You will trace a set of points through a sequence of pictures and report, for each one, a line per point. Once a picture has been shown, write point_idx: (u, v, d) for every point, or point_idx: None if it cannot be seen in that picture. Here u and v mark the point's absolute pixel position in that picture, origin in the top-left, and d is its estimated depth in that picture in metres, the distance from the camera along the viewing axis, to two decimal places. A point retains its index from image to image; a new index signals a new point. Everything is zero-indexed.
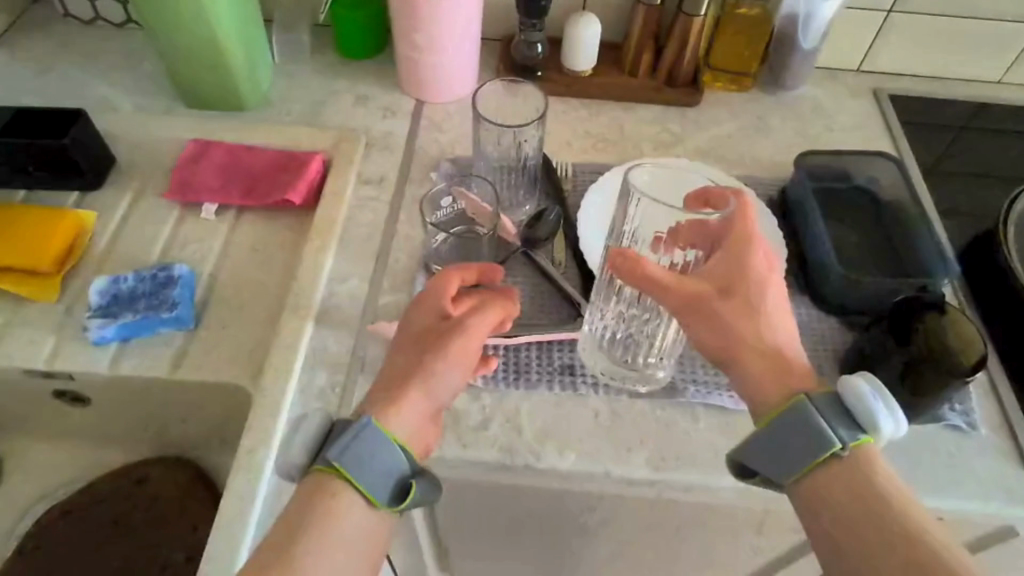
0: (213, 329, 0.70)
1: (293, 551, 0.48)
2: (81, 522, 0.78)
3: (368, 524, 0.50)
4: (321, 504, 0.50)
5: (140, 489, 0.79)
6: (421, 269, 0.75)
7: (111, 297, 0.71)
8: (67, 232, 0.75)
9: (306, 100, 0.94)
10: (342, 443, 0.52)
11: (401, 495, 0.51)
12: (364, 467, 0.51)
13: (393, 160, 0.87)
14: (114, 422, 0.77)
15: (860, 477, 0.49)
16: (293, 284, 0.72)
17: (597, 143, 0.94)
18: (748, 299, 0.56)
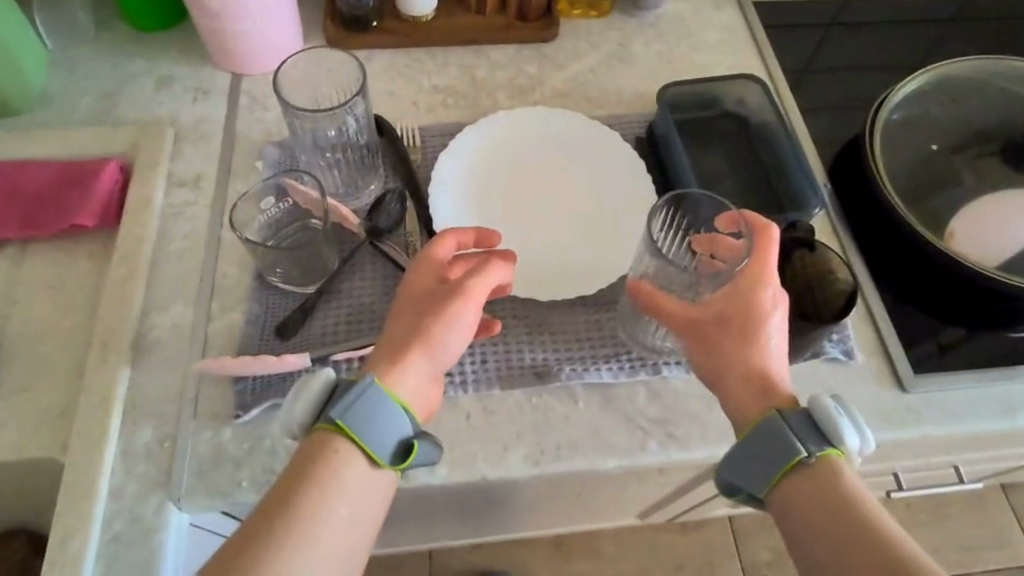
0: (6, 395, 0.59)
1: (291, 509, 0.44)
2: None
3: (371, 487, 0.47)
4: (322, 463, 0.46)
5: None
6: (254, 280, 0.65)
7: None
8: None
9: (95, 93, 0.79)
10: (346, 401, 0.47)
11: (404, 455, 0.48)
12: (371, 425, 0.47)
13: (210, 152, 0.75)
14: None
15: (833, 496, 0.46)
16: (98, 325, 0.61)
17: (447, 99, 0.85)
18: (748, 329, 0.53)
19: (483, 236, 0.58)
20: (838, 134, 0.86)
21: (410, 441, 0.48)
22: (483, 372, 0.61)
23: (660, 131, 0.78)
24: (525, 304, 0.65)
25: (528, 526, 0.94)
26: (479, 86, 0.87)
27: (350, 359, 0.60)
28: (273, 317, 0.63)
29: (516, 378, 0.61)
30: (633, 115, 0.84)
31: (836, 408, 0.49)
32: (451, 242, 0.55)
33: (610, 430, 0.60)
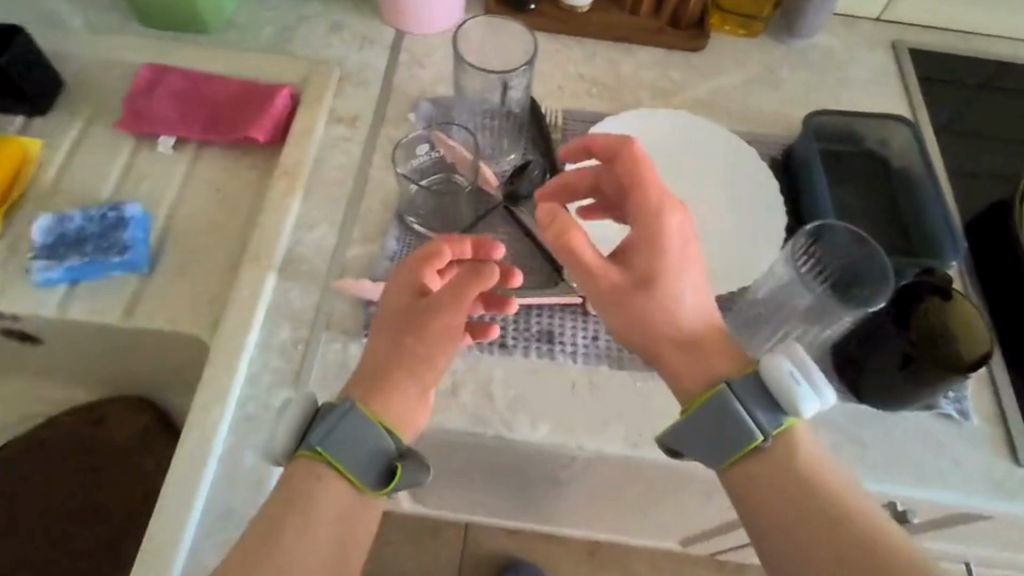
0: (168, 273, 0.66)
1: (268, 537, 0.46)
2: (41, 459, 0.75)
3: (348, 512, 0.48)
4: (307, 490, 0.48)
5: (98, 429, 0.75)
6: (394, 220, 0.70)
7: (57, 236, 0.65)
8: (7, 163, 0.69)
9: (276, 27, 0.86)
10: (326, 428, 0.49)
11: (386, 479, 0.49)
12: (352, 451, 0.49)
13: (368, 97, 0.80)
14: (62, 365, 0.72)
15: (793, 457, 0.50)
16: (255, 230, 0.67)
17: (590, 89, 0.88)
18: (660, 289, 0.53)
19: (481, 245, 0.56)
20: (982, 194, 0.83)
21: (393, 468, 0.49)
22: (594, 348, 0.63)
23: (799, 156, 0.78)
24: None
25: (576, 518, 0.95)
26: (622, 82, 0.89)
27: None
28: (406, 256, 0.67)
29: (623, 360, 0.62)
30: (771, 137, 0.84)
31: (793, 377, 0.51)
32: (446, 251, 0.54)
33: None
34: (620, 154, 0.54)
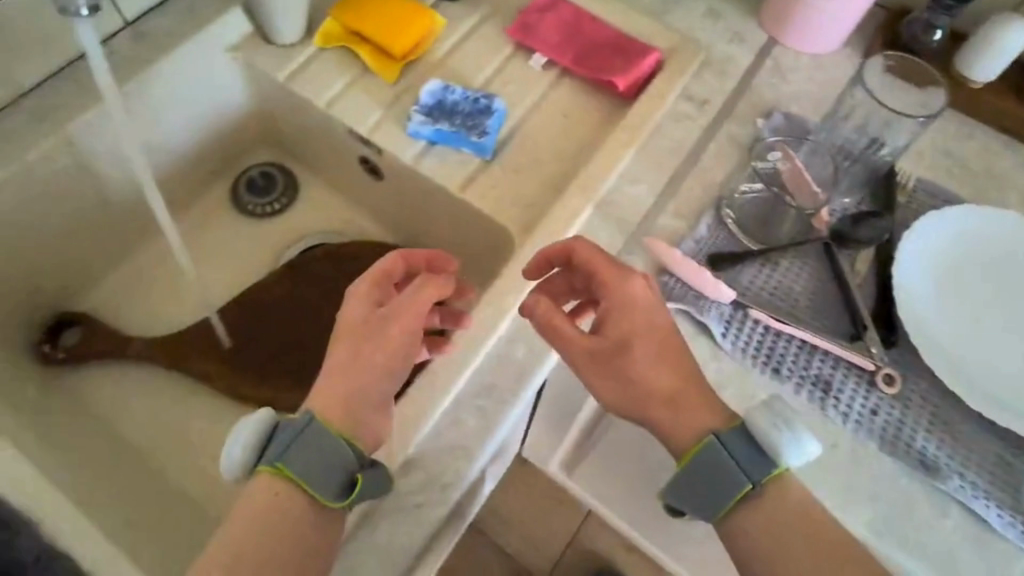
0: (503, 168, 0.73)
1: (236, 537, 0.45)
2: (337, 271, 0.85)
3: (306, 523, 0.46)
4: (268, 515, 0.45)
5: (387, 268, 0.84)
6: (710, 208, 0.68)
7: (437, 101, 0.76)
8: (419, 30, 0.81)
9: None
10: (287, 439, 0.47)
11: (347, 490, 0.47)
12: (313, 467, 0.46)
13: (723, 87, 0.78)
14: (386, 202, 0.86)
15: (786, 504, 0.49)
16: (587, 163, 0.71)
17: (956, 170, 0.76)
18: (629, 351, 0.53)
19: (434, 260, 0.60)
20: None
21: (354, 482, 0.47)
22: (869, 421, 0.58)
23: None
24: (942, 398, 0.59)
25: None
26: (996, 178, 0.76)
27: (759, 324, 0.61)
28: (710, 247, 0.65)
29: (901, 450, 0.57)
30: None
31: (769, 419, 0.49)
32: (400, 260, 0.56)
33: (967, 567, 0.54)
34: (578, 251, 0.56)
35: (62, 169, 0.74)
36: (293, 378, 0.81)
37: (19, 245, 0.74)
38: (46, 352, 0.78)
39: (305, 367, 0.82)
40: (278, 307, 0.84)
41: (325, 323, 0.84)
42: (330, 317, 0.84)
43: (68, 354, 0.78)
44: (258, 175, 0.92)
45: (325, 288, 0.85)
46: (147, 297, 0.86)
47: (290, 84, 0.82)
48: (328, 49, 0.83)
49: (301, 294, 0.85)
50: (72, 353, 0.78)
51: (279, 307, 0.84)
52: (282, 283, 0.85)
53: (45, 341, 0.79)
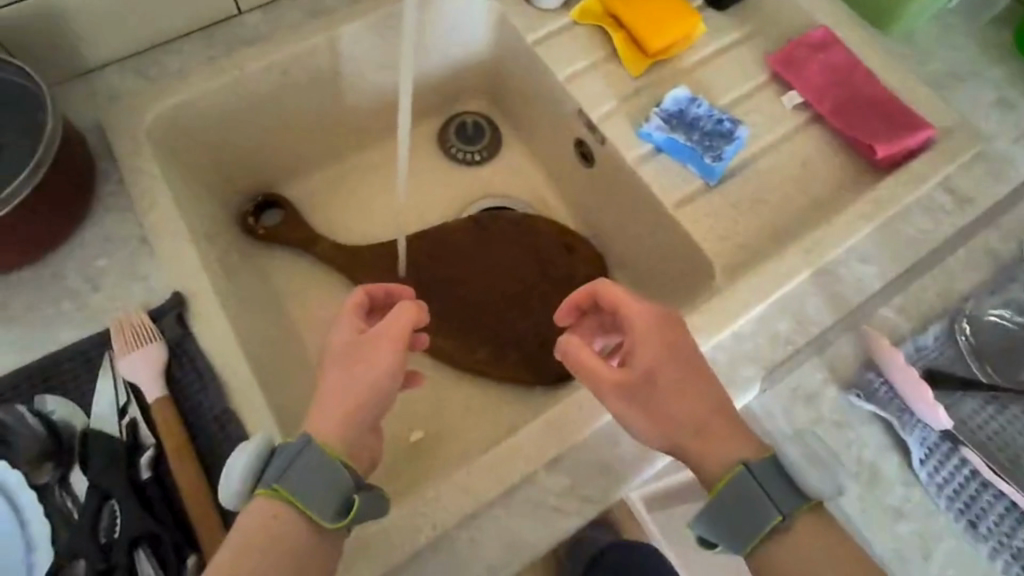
0: (724, 199, 0.70)
1: (245, 543, 0.46)
2: (520, 241, 0.88)
3: (303, 541, 0.46)
4: (263, 538, 0.46)
5: (565, 256, 0.87)
6: (945, 318, 0.61)
7: (679, 110, 0.72)
8: (679, 30, 0.78)
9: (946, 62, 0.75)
10: (280, 463, 0.47)
11: (343, 510, 0.47)
12: (309, 487, 0.47)
13: (991, 189, 0.67)
14: (590, 190, 0.86)
15: (819, 533, 0.47)
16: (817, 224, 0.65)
17: None
18: (655, 378, 0.51)
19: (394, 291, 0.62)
20: None
21: (348, 503, 0.47)
22: None
23: None
24: None
25: None
26: None
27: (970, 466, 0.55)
28: (934, 359, 0.59)
29: None
30: None
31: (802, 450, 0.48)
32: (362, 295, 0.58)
33: None
34: (603, 291, 0.56)
35: (316, 68, 0.79)
36: (449, 324, 0.84)
37: (261, 124, 0.82)
38: (250, 224, 0.86)
39: (463, 318, 0.85)
40: (457, 254, 0.88)
41: (492, 284, 0.87)
42: (498, 280, 0.87)
43: (266, 231, 0.86)
44: (471, 123, 0.99)
45: (504, 252, 0.88)
46: (343, 203, 0.92)
47: (534, 48, 0.82)
48: (581, 25, 0.82)
49: (481, 249, 0.88)
50: (270, 233, 0.86)
51: (459, 255, 0.88)
52: (467, 235, 0.88)
53: (251, 212, 0.86)
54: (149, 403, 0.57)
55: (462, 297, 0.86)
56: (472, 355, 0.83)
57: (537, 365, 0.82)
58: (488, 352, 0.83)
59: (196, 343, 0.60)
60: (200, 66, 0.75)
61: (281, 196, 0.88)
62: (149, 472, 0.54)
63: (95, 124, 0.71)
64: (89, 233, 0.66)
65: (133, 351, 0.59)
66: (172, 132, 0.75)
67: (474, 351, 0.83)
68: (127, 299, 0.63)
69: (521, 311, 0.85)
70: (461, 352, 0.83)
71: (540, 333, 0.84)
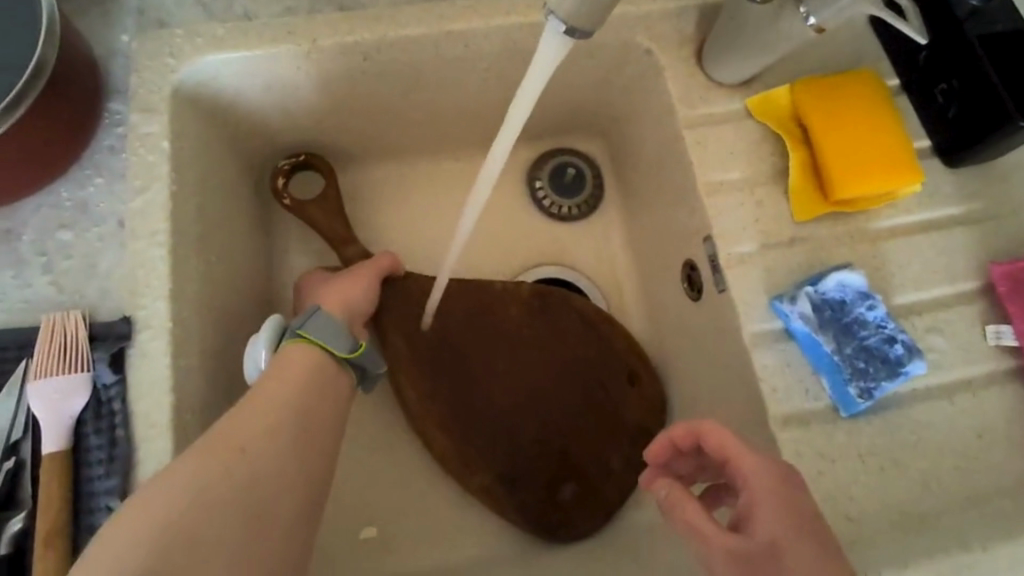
0: (849, 440, 0.53)
1: (288, 382, 0.47)
2: (574, 344, 0.71)
3: (329, 373, 0.50)
4: (298, 365, 0.49)
5: (621, 383, 0.70)
6: None
7: (840, 304, 0.54)
8: (884, 186, 0.58)
9: None
10: (300, 318, 0.53)
11: (354, 346, 0.53)
12: (330, 328, 0.53)
13: None
14: (679, 322, 0.69)
15: None
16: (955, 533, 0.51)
17: None
18: (781, 554, 0.39)
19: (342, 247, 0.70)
20: None
21: (357, 345, 0.54)
22: None
23: None
24: None
25: None
26: None
27: None
28: None
29: None
30: None
31: None
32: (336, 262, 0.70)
33: None
34: (708, 437, 0.44)
35: (409, 62, 0.62)
36: (454, 411, 0.68)
37: (327, 106, 0.66)
38: (279, 188, 0.69)
39: (474, 410, 0.69)
40: (500, 330, 0.71)
41: (525, 384, 0.70)
42: (534, 381, 0.70)
43: (292, 203, 0.69)
44: (572, 171, 0.81)
45: (554, 350, 0.71)
46: (391, 216, 0.75)
47: (685, 129, 0.63)
48: (756, 119, 0.62)
49: (531, 336, 0.71)
50: (303, 213, 0.69)
51: (499, 331, 0.71)
52: (516, 315, 0.72)
53: (283, 174, 0.69)
54: (42, 453, 0.45)
55: (484, 385, 0.70)
56: (465, 460, 0.67)
57: (534, 508, 0.66)
58: (485, 463, 0.67)
59: (127, 399, 0.46)
60: (272, 16, 0.59)
61: (328, 170, 0.70)
62: (7, 549, 0.42)
63: (123, 51, 0.57)
64: (66, 193, 0.53)
65: (49, 377, 0.46)
66: (214, 87, 0.59)
67: (470, 455, 0.67)
68: (76, 298, 0.50)
69: (544, 429, 0.69)
70: (457, 465, 0.67)
71: (554, 466, 0.68)
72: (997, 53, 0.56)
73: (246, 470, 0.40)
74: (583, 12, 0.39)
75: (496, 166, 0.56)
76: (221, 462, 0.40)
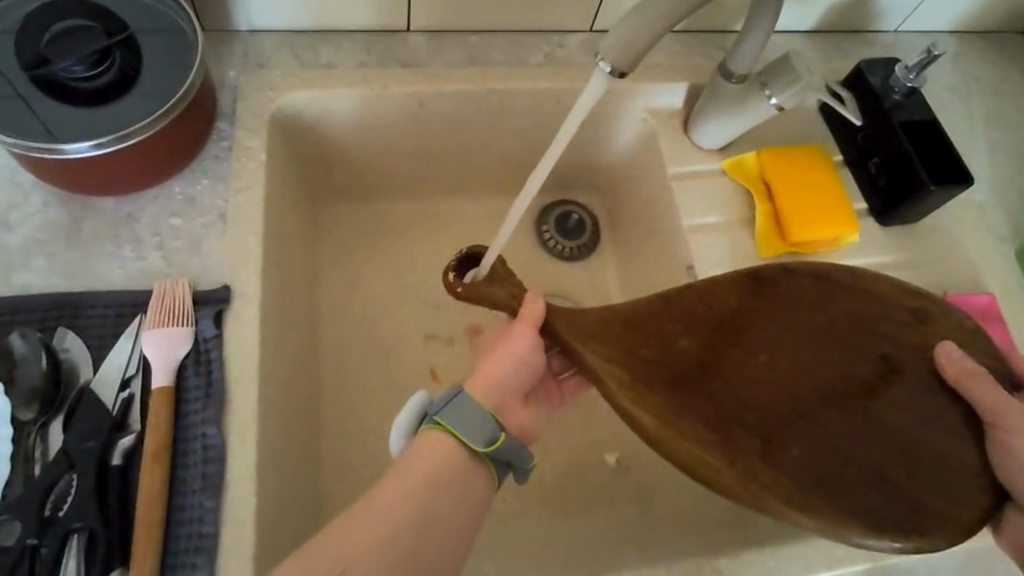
0: None
1: (413, 479, 0.47)
2: (818, 316, 0.62)
3: (463, 472, 0.48)
4: (430, 460, 0.48)
5: (914, 329, 0.61)
6: None
7: None
8: (829, 231, 0.73)
9: None
10: (443, 400, 0.51)
11: (490, 441, 0.49)
12: (469, 418, 0.49)
13: None
14: None
15: None
16: None
17: None
18: None
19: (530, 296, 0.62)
20: None
21: (496, 435, 0.50)
22: None
23: None
24: None
25: None
26: None
27: None
28: None
29: None
30: None
31: None
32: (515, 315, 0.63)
33: None
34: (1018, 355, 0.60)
35: (455, 110, 0.77)
36: (736, 430, 0.57)
37: (384, 140, 0.79)
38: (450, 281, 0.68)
39: (750, 413, 0.58)
40: (730, 322, 0.62)
41: (788, 369, 0.60)
42: (796, 364, 0.60)
43: (465, 290, 0.66)
44: (575, 218, 0.95)
45: (802, 321, 0.62)
46: (422, 239, 0.87)
47: (672, 181, 0.78)
48: (729, 177, 0.78)
49: (760, 322, 0.62)
50: (467, 291, 0.66)
51: (729, 321, 0.62)
52: (744, 293, 0.63)
53: (453, 268, 0.69)
54: (151, 387, 0.55)
55: (741, 382, 0.59)
56: (757, 484, 0.55)
57: (877, 516, 0.54)
58: (790, 477, 0.55)
59: (223, 349, 0.57)
60: (350, 67, 0.74)
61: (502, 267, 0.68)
62: (119, 460, 0.52)
63: (230, 84, 0.71)
64: (178, 189, 0.65)
65: (159, 329, 0.56)
66: (297, 118, 0.73)
67: (772, 474, 0.55)
68: (182, 270, 0.61)
69: (838, 411, 0.58)
70: (767, 496, 0.54)
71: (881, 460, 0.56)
72: (913, 138, 0.74)
73: None
74: (616, 50, 0.52)
75: (535, 187, 0.66)
76: None
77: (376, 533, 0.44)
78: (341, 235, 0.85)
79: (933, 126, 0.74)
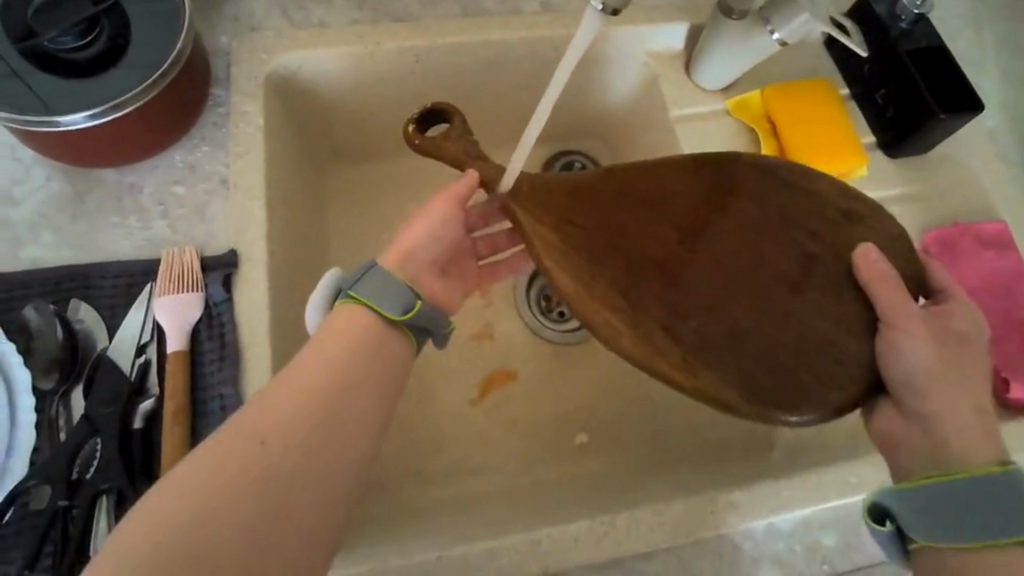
0: None
1: (337, 346, 0.49)
2: (761, 209, 0.61)
3: (378, 340, 0.51)
4: (347, 328, 0.50)
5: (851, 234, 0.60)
6: None
7: None
8: (836, 165, 0.72)
9: None
10: (356, 275, 0.52)
11: (406, 310, 0.52)
12: (384, 289, 0.51)
13: None
14: None
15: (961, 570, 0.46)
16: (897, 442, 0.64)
17: None
18: None
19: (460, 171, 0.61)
20: None
21: (413, 304, 0.52)
22: None
23: None
24: None
25: None
26: None
27: None
28: None
29: None
30: None
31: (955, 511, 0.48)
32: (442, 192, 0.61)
33: None
34: None
35: (451, 65, 0.76)
36: (650, 301, 0.56)
37: (380, 99, 0.79)
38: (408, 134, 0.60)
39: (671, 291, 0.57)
40: (678, 204, 0.60)
41: (720, 253, 0.59)
42: (728, 251, 0.59)
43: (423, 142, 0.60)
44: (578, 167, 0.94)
45: (745, 214, 0.61)
46: (426, 199, 0.87)
47: (674, 123, 0.77)
48: (733, 117, 0.77)
49: (702, 207, 0.60)
50: (425, 144, 0.60)
51: (670, 205, 0.60)
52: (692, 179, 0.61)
53: (413, 121, 0.60)
54: (167, 352, 0.56)
55: (669, 262, 0.58)
56: (657, 355, 0.54)
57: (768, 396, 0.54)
58: (690, 353, 0.55)
59: (234, 313, 0.58)
60: (341, 25, 0.73)
61: (463, 121, 0.62)
62: (140, 423, 0.53)
63: (223, 48, 0.70)
64: (178, 157, 0.65)
65: (170, 295, 0.57)
66: (292, 81, 0.72)
67: (674, 348, 0.55)
68: (189, 237, 0.61)
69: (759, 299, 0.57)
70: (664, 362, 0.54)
71: (784, 348, 0.56)
72: (923, 64, 0.72)
73: (272, 460, 0.44)
74: None
75: None
76: (242, 452, 0.43)
77: (300, 403, 0.46)
78: (345, 198, 0.85)
79: (942, 53, 0.72)
